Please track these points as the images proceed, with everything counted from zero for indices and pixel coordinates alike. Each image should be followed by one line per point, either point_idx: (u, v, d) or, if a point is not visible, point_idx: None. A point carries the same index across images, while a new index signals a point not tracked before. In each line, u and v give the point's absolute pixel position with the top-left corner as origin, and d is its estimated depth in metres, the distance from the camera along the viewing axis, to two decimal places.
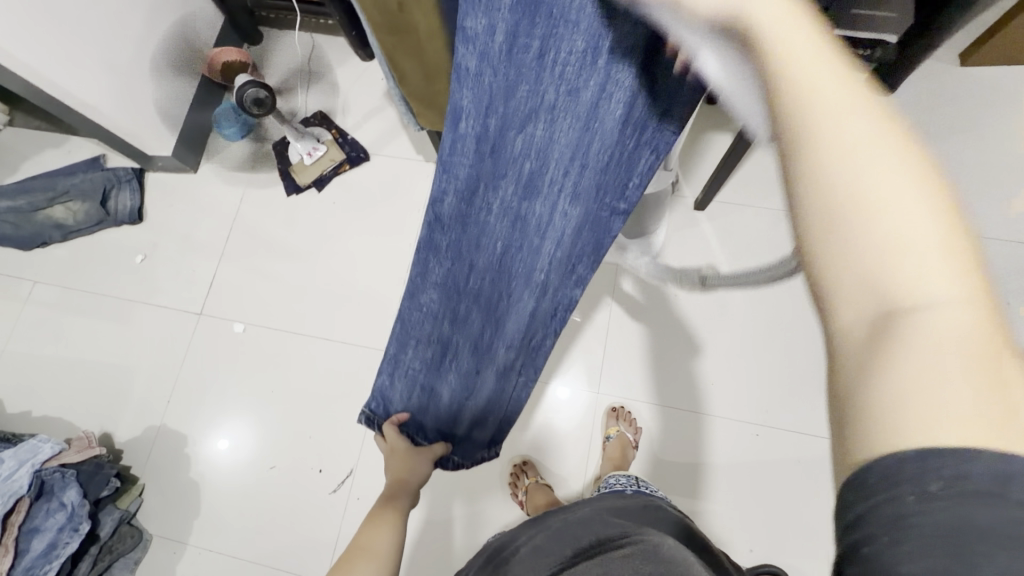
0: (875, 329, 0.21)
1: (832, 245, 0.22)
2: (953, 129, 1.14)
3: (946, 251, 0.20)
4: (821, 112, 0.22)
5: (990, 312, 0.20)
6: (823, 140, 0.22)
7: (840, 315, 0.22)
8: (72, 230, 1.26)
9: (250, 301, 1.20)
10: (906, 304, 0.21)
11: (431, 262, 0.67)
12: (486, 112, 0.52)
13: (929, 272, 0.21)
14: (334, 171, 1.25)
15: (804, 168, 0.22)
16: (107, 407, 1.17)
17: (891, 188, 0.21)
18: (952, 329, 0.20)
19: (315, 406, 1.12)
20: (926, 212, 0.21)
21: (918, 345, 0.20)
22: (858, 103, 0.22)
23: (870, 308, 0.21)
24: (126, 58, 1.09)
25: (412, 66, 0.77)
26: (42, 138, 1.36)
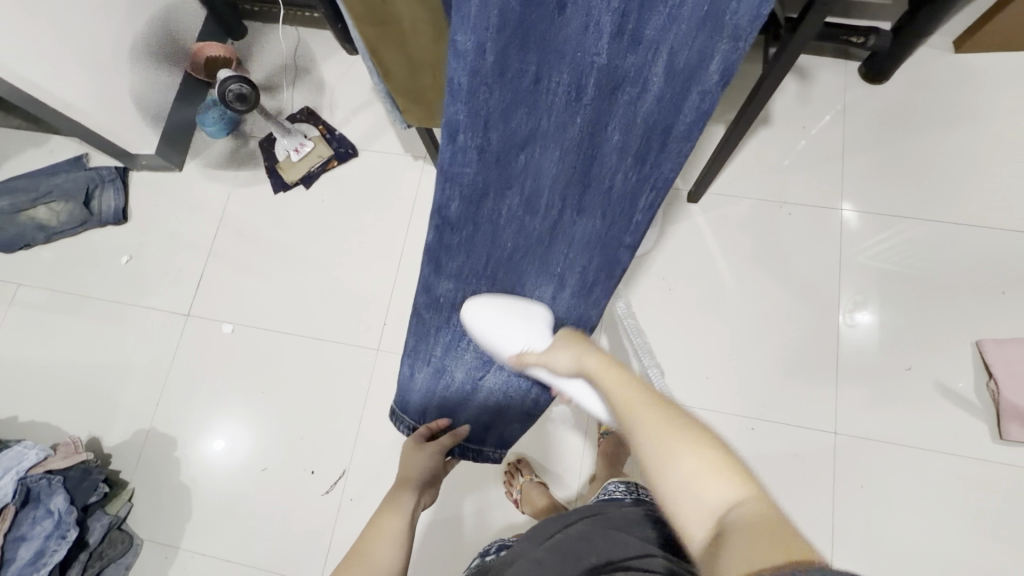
0: (707, 529, 0.41)
1: (671, 484, 0.44)
2: (947, 119, 1.13)
3: (721, 474, 0.42)
4: (646, 415, 0.49)
5: (762, 505, 0.40)
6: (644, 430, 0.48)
7: (689, 527, 0.42)
8: (55, 231, 1.24)
9: (239, 301, 1.18)
10: (721, 514, 0.40)
11: (443, 260, 0.71)
12: (485, 126, 0.60)
13: (718, 492, 0.42)
14: (322, 167, 1.23)
15: (642, 442, 0.48)
16: (95, 411, 1.15)
17: (687, 449, 0.44)
18: (744, 515, 0.39)
19: (307, 407, 1.11)
20: (698, 455, 0.44)
21: (734, 535, 0.38)
22: (664, 414, 0.48)
23: (706, 520, 0.41)
24: (104, 54, 1.06)
25: (398, 59, 0.75)
26: (23, 137, 1.33)
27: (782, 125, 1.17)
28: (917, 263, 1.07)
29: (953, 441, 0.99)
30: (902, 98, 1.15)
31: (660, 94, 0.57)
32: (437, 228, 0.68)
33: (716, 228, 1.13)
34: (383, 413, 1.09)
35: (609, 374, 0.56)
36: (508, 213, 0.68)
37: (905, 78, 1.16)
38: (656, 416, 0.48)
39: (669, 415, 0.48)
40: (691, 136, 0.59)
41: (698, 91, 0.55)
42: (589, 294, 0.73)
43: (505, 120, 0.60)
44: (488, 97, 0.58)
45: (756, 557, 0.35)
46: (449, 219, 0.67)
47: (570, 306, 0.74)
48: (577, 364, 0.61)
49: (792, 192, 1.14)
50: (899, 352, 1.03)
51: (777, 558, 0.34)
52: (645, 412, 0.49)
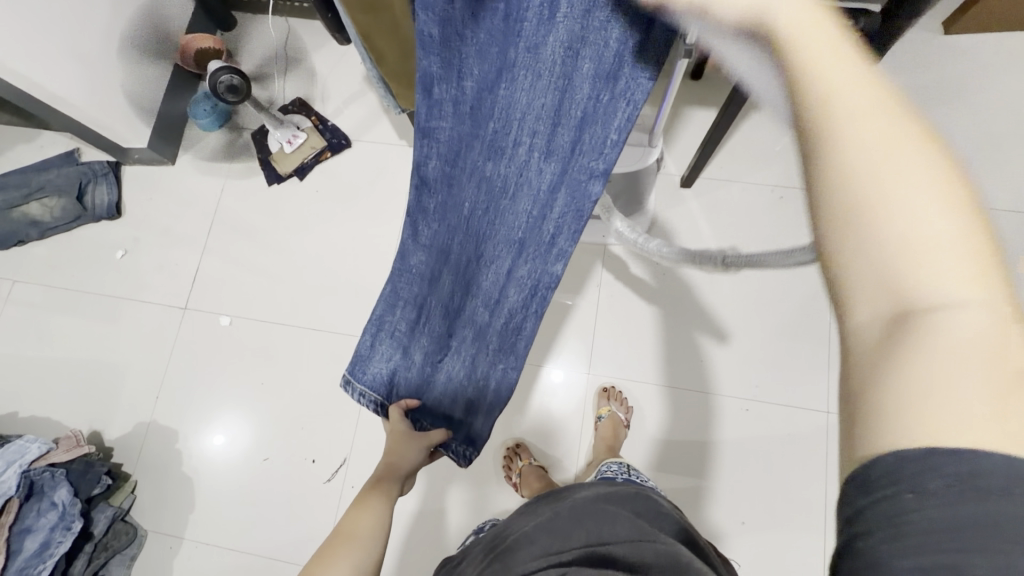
0: (887, 309, 0.23)
1: (858, 244, 0.23)
2: (937, 100, 1.14)
3: (970, 255, 0.21)
4: (846, 105, 0.24)
5: (1011, 318, 0.21)
6: (846, 143, 0.24)
7: (853, 296, 0.24)
8: (49, 227, 1.24)
9: (236, 294, 1.19)
10: (922, 306, 0.22)
11: (420, 225, 0.71)
12: (460, 75, 0.57)
13: (947, 277, 0.22)
14: (316, 158, 1.23)
15: (830, 154, 0.24)
16: (95, 405, 1.16)
17: (908, 183, 0.22)
18: (969, 330, 0.21)
19: (307, 396, 1.12)
20: (940, 209, 0.22)
21: (932, 348, 0.21)
22: (899, 128, 0.23)
23: (887, 301, 0.23)
24: (94, 47, 1.05)
25: (389, 44, 0.75)
26: (14, 133, 1.32)
27: (774, 109, 1.17)
28: None
29: None
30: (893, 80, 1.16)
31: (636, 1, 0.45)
32: (415, 189, 0.68)
33: (709, 213, 1.14)
34: None
35: (811, 33, 0.25)
36: (480, 171, 0.62)
37: (897, 60, 1.17)
38: (884, 125, 0.23)
39: (901, 130, 0.23)
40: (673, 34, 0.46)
41: None
42: (553, 245, 0.60)
43: (478, 56, 0.55)
44: (461, 42, 0.54)
45: (947, 380, 0.21)
46: (427, 178, 0.67)
47: (528, 275, 0.63)
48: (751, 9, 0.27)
49: (785, 176, 1.14)
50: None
51: (991, 424, 0.21)
52: (859, 108, 0.24)
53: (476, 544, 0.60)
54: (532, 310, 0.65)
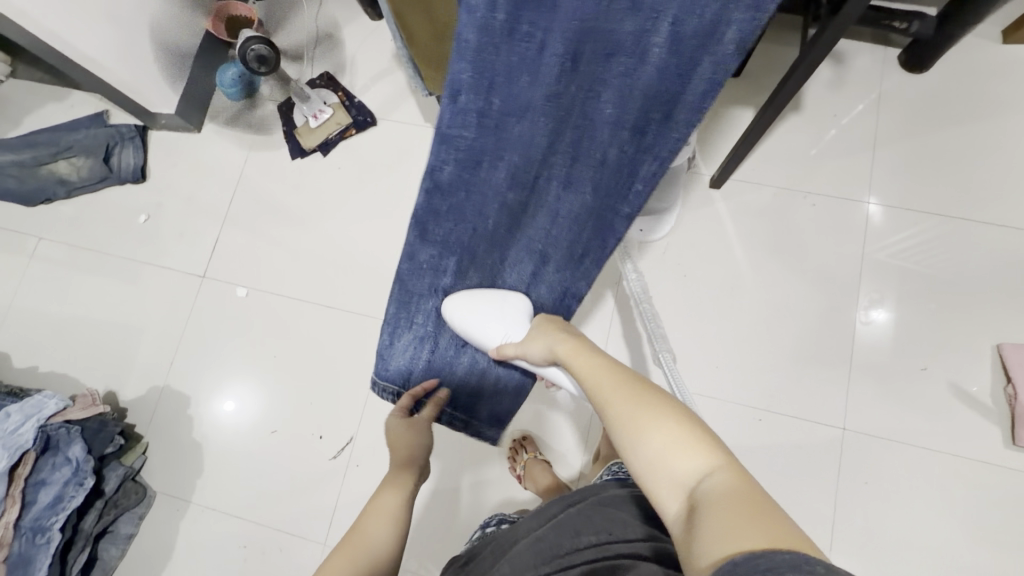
0: (680, 501, 0.41)
1: (642, 461, 0.44)
2: (986, 112, 1.09)
3: (689, 451, 0.43)
4: (613, 394, 0.51)
5: (734, 474, 0.40)
6: (615, 412, 0.49)
7: (662, 498, 0.43)
8: (75, 187, 1.25)
9: (254, 266, 1.19)
10: (689, 488, 0.41)
11: (428, 226, 0.66)
12: (489, 89, 0.57)
13: (690, 468, 0.42)
14: (341, 135, 1.22)
15: (622, 430, 0.47)
16: (112, 366, 1.18)
17: (653, 427, 0.45)
18: (716, 488, 0.39)
19: (317, 372, 1.13)
20: (673, 430, 0.44)
21: (706, 508, 0.38)
22: (645, 399, 0.48)
23: (672, 494, 0.42)
24: (127, 11, 1.05)
25: (422, 23, 0.72)
26: (45, 91, 1.33)
27: (814, 112, 1.13)
28: (941, 262, 1.04)
29: (963, 443, 0.98)
30: (942, 88, 1.11)
31: (663, 66, 0.51)
32: (426, 192, 0.64)
33: (736, 216, 1.11)
34: None
35: (584, 363, 0.57)
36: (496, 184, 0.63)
37: (947, 68, 1.11)
38: (636, 403, 0.48)
39: (639, 398, 0.49)
40: (701, 108, 0.53)
41: (711, 60, 0.50)
42: (578, 264, 0.71)
43: (506, 80, 0.56)
44: (494, 58, 0.55)
45: (742, 532, 0.35)
46: (440, 183, 0.64)
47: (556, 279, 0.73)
48: (550, 351, 0.63)
49: (818, 182, 1.11)
50: (916, 352, 1.02)
51: (755, 533, 0.35)
52: (615, 402, 0.50)
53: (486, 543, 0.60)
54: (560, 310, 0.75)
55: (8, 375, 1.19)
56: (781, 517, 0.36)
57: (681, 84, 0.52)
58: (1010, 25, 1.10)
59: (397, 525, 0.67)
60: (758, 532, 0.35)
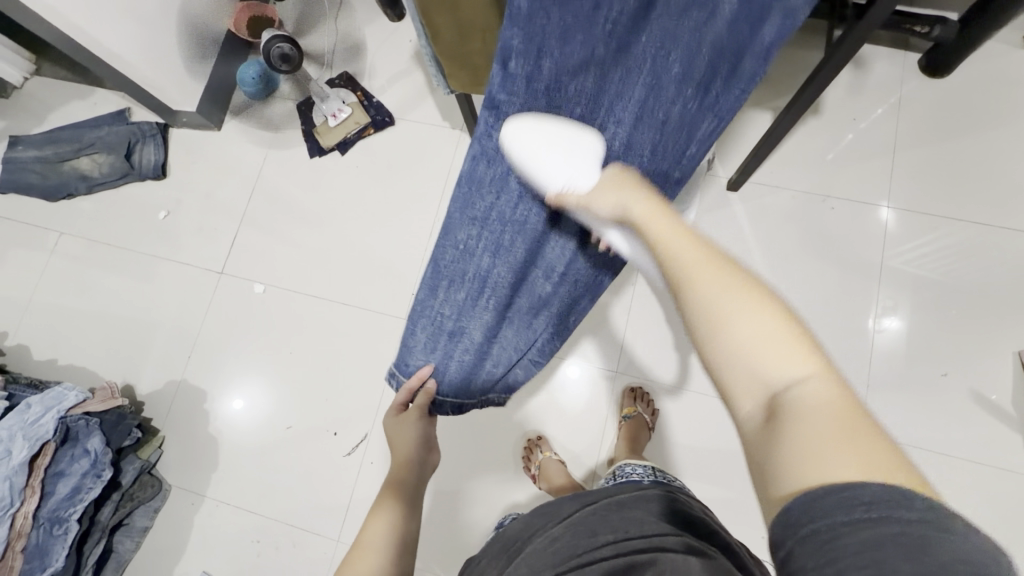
0: (761, 401, 0.35)
1: (722, 350, 0.37)
2: (1007, 119, 1.08)
3: (788, 354, 0.35)
4: (688, 254, 0.42)
5: (833, 383, 0.34)
6: (694, 289, 0.39)
7: (736, 396, 0.36)
8: (97, 183, 1.27)
9: (271, 263, 1.20)
10: (776, 391, 0.35)
11: (472, 199, 0.73)
12: (538, 53, 0.64)
13: (782, 366, 0.35)
14: (359, 134, 1.23)
15: (698, 310, 0.39)
16: (129, 360, 1.19)
17: (742, 309, 0.37)
18: (814, 399, 0.33)
19: (332, 369, 1.13)
20: (771, 326, 0.36)
21: (799, 419, 0.33)
22: (728, 272, 0.40)
23: (753, 393, 0.36)
24: (154, 9, 1.07)
25: (447, 22, 0.73)
26: (69, 89, 1.35)
27: (833, 117, 1.13)
28: (960, 269, 1.04)
29: (983, 452, 0.96)
30: (962, 93, 1.10)
31: (732, 20, 0.57)
32: (473, 159, 0.73)
33: (753, 219, 1.11)
34: None
35: (657, 218, 0.47)
36: None
37: (968, 73, 1.10)
38: (718, 271, 0.40)
39: (722, 265, 0.40)
40: (768, 56, 0.58)
41: (781, 12, 0.55)
42: None
43: (561, 41, 0.63)
44: (545, 23, 0.62)
45: (829, 455, 0.31)
46: (488, 149, 0.72)
47: (601, 251, 0.74)
48: (622, 211, 0.51)
49: (836, 186, 1.10)
50: (934, 359, 1.01)
51: (854, 463, 0.30)
52: (695, 262, 0.41)
53: (497, 543, 0.59)
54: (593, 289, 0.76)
55: (28, 367, 1.21)
56: (884, 438, 0.32)
57: (751, 33, 0.57)
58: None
59: (395, 552, 0.61)
60: (856, 455, 0.30)
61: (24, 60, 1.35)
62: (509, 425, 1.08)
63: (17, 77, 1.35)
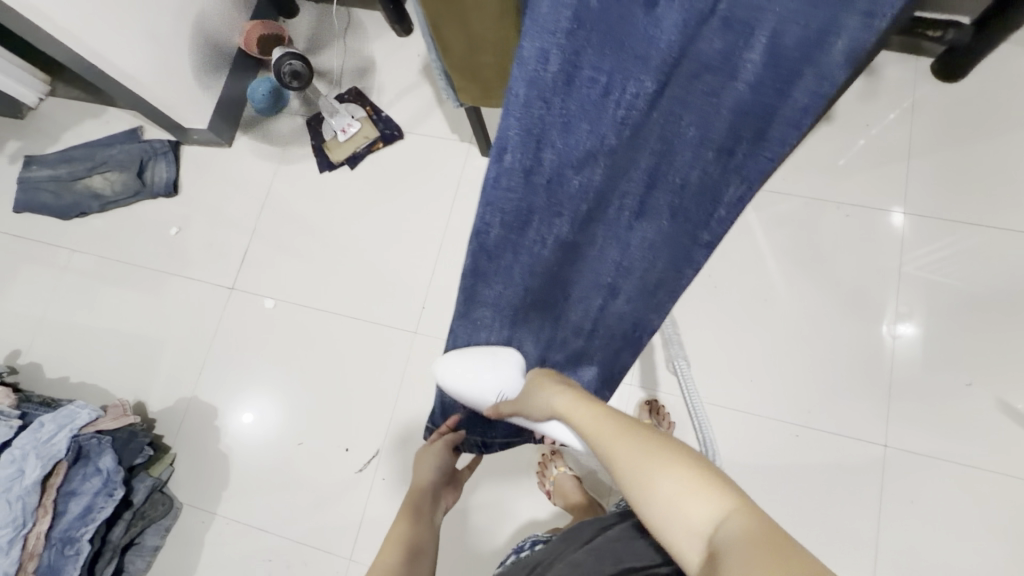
0: (699, 548, 0.39)
1: (653, 511, 0.42)
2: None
3: (697, 496, 0.40)
4: (616, 448, 0.48)
5: (750, 516, 0.38)
6: (621, 459, 0.46)
7: (680, 546, 0.40)
8: (109, 201, 1.28)
9: (281, 278, 1.20)
10: (708, 534, 0.39)
11: (479, 285, 0.61)
12: (539, 145, 0.53)
13: (699, 511, 0.40)
14: (368, 149, 1.23)
15: (629, 490, 0.44)
16: (141, 378, 1.19)
17: (661, 474, 0.43)
18: (735, 532, 0.37)
19: (343, 383, 1.12)
20: (682, 479, 0.42)
21: (727, 556, 0.36)
22: (650, 444, 0.46)
23: (691, 541, 0.39)
24: (166, 29, 1.08)
25: (457, 36, 0.73)
26: (82, 109, 1.37)
27: (846, 123, 1.11)
28: (982, 275, 1.01)
29: (1011, 463, 0.94)
30: (977, 97, 1.09)
31: (756, 82, 0.50)
32: (473, 257, 0.59)
33: (767, 228, 1.09)
34: (417, 398, 1.09)
35: (583, 415, 0.54)
36: (556, 233, 0.59)
37: (983, 76, 1.09)
38: (636, 444, 0.47)
39: (644, 440, 0.46)
40: (800, 121, 0.50)
41: (814, 72, 0.48)
42: (653, 295, 0.65)
43: (564, 129, 0.53)
44: (545, 111, 0.52)
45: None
46: (488, 246, 0.58)
47: (628, 311, 0.67)
48: (551, 408, 0.58)
49: (850, 193, 1.09)
50: (957, 367, 0.98)
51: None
52: (617, 442, 0.48)
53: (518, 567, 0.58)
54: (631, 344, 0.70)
55: (41, 385, 1.21)
56: (800, 548, 0.34)
57: (779, 96, 0.50)
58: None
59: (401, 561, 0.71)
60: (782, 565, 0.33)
61: (39, 81, 1.37)
62: None
63: (32, 98, 1.37)
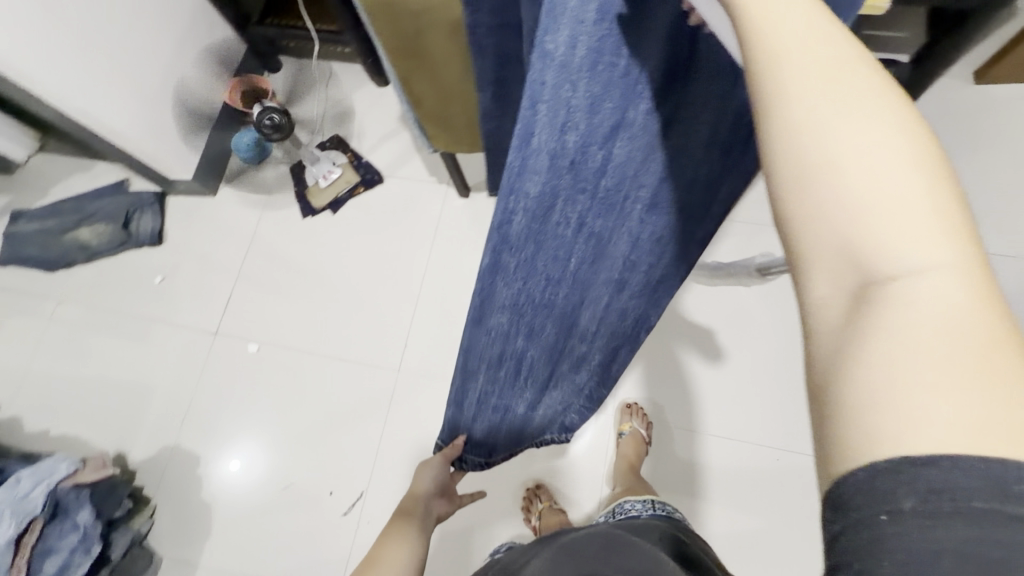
0: (852, 288, 0.22)
1: (815, 202, 0.23)
2: (969, 148, 1.13)
3: (915, 201, 0.21)
4: (804, 53, 0.23)
5: (983, 291, 0.21)
6: (796, 82, 0.23)
7: (815, 275, 0.23)
8: (95, 252, 1.30)
9: (265, 322, 1.21)
10: (882, 277, 0.22)
11: (497, 285, 0.55)
12: (564, 127, 0.43)
13: (914, 244, 0.21)
14: (350, 193, 1.27)
15: (767, 112, 0.24)
16: (124, 428, 1.18)
17: (868, 139, 0.22)
18: (937, 310, 0.21)
19: (328, 425, 1.12)
20: (915, 174, 0.22)
21: (903, 326, 0.21)
22: (864, 80, 0.23)
23: (851, 275, 0.22)
24: (153, 87, 1.12)
25: (428, 89, 0.77)
26: (71, 163, 1.40)
27: None
28: None
29: None
30: (924, 127, 1.16)
31: None
32: (493, 251, 0.51)
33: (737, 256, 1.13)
34: (404, 436, 1.10)
35: (789, 10, 0.23)
36: (582, 213, 0.51)
37: (927, 108, 1.17)
38: (850, 66, 0.23)
39: (868, 83, 0.23)
40: None
41: None
42: (655, 290, 0.65)
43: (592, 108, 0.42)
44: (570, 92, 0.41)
45: (931, 392, 0.20)
46: (510, 237, 0.50)
47: (631, 306, 0.66)
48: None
49: None
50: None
51: (972, 427, 0.20)
52: (811, 51, 0.23)
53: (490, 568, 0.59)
54: (629, 342, 0.72)
55: (20, 440, 1.19)
56: None
57: None
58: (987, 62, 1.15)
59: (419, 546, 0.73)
60: (978, 393, 0.20)
61: (28, 138, 1.40)
62: (508, 474, 1.07)
63: (21, 155, 1.40)
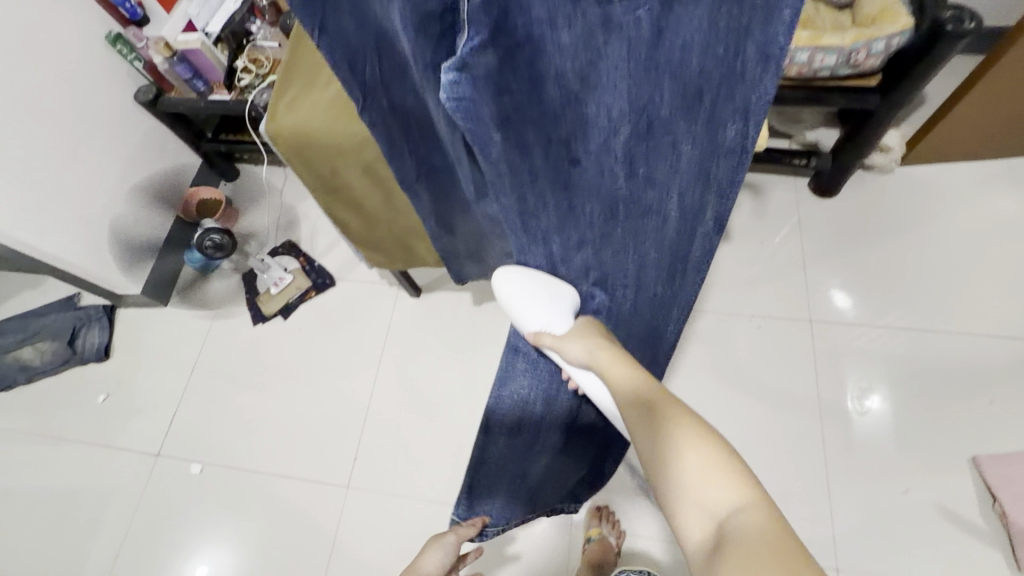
0: (707, 528, 0.43)
1: (679, 485, 0.46)
2: (900, 228, 1.17)
3: (712, 467, 0.45)
4: (659, 413, 0.51)
5: (768, 515, 0.41)
6: (658, 423, 0.50)
7: (689, 522, 0.44)
8: (37, 372, 1.26)
9: (210, 440, 1.16)
10: (722, 518, 0.42)
11: (519, 350, 0.76)
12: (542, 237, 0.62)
13: (726, 497, 0.43)
14: (300, 299, 1.26)
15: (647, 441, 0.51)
16: (51, 568, 1.10)
17: (692, 443, 0.47)
18: (748, 526, 0.40)
19: (272, 553, 1.05)
20: (707, 452, 0.46)
21: (737, 545, 0.39)
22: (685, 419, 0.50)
23: (704, 520, 0.43)
24: (100, 209, 1.14)
25: (354, 218, 0.79)
26: (21, 280, 1.39)
27: (744, 239, 1.21)
28: (894, 377, 1.05)
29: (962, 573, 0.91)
30: (854, 209, 1.20)
31: (684, 196, 0.58)
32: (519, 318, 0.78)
33: (689, 345, 1.13)
34: (354, 560, 1.03)
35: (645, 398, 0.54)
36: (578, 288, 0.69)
37: (854, 192, 1.22)
38: (678, 414, 0.50)
39: (692, 421, 0.49)
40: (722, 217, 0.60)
41: (716, 194, 0.57)
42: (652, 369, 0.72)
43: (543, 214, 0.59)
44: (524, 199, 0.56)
45: None
46: None
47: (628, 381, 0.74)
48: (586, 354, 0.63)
49: (759, 305, 1.15)
50: (892, 474, 0.99)
51: None
52: (662, 412, 0.51)
53: None
54: None
55: None
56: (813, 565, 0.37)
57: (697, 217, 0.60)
58: (908, 139, 1.21)
59: None
60: None
61: None
62: None
63: None
